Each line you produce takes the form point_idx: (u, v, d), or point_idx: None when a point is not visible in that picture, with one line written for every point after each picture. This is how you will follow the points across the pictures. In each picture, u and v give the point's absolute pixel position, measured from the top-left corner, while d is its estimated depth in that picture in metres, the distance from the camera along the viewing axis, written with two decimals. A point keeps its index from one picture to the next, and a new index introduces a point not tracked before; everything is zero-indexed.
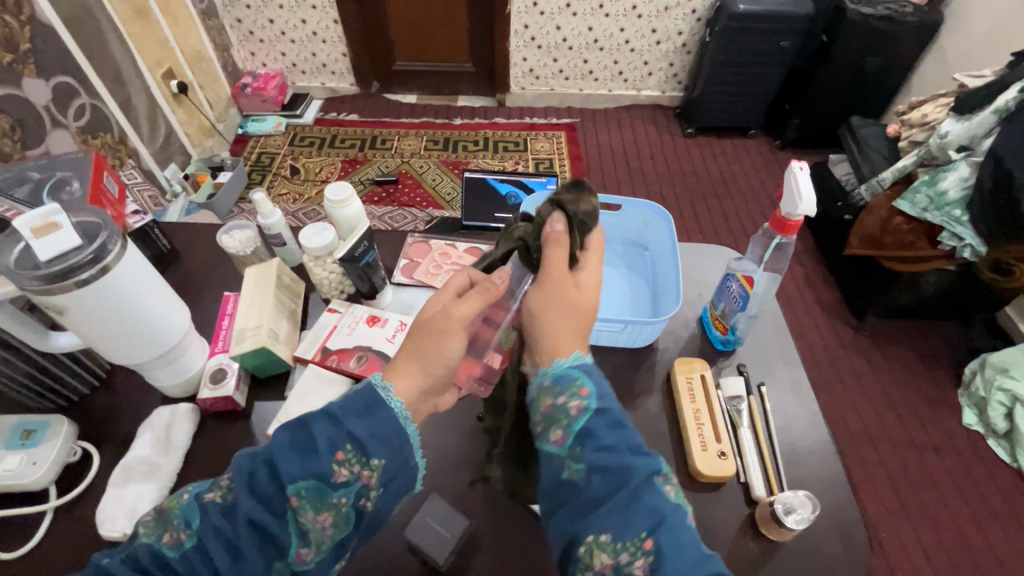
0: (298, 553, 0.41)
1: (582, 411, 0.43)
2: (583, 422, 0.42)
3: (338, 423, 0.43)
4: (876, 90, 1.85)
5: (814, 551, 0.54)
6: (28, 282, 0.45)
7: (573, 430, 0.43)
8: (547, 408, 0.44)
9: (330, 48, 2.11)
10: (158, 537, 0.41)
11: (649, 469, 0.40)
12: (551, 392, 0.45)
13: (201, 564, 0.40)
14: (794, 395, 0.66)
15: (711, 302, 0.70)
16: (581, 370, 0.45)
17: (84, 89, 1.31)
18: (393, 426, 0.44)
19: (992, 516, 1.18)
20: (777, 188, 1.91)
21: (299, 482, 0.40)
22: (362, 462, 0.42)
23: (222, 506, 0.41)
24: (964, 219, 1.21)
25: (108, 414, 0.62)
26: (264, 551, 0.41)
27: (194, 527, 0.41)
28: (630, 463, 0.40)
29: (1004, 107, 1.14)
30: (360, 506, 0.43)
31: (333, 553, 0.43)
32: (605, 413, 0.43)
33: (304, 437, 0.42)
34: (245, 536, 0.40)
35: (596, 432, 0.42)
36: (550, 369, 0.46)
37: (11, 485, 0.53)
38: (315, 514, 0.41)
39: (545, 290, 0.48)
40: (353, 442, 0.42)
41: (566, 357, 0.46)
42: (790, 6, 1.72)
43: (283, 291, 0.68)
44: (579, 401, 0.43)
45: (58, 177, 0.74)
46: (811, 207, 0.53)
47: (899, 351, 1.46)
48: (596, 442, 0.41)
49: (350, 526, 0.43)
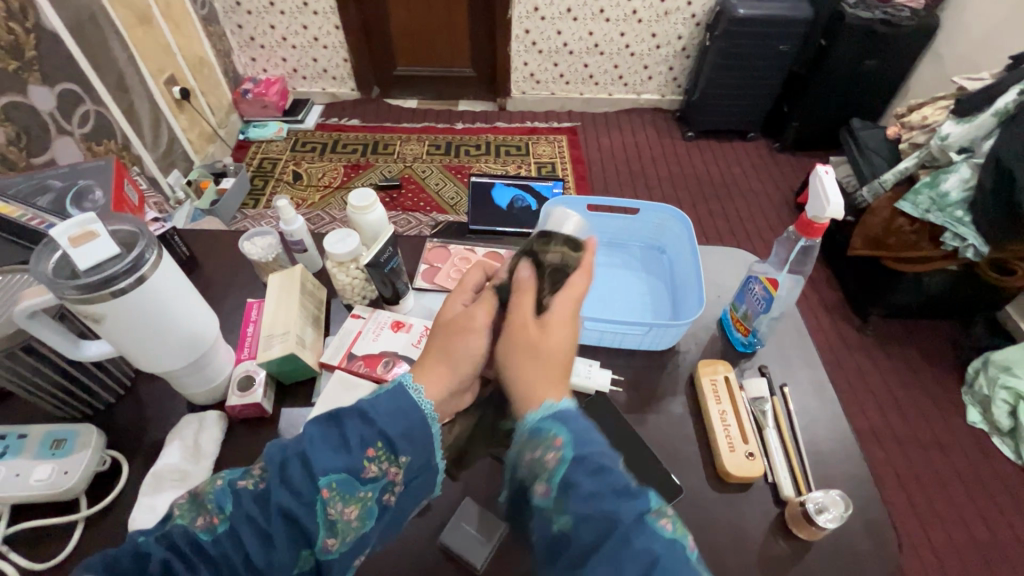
0: (324, 544, 0.40)
1: (559, 462, 0.39)
2: (562, 472, 0.39)
3: (370, 419, 0.43)
4: (874, 93, 1.87)
5: (842, 549, 0.55)
6: (66, 292, 0.45)
7: (555, 482, 0.39)
8: (527, 462, 0.41)
9: (331, 53, 2.11)
10: (192, 519, 0.40)
11: (637, 510, 0.36)
12: (528, 447, 0.42)
13: (232, 550, 0.38)
14: (816, 395, 0.67)
15: (732, 304, 0.71)
16: (555, 419, 0.42)
17: (88, 96, 1.31)
18: (421, 426, 0.44)
19: (1000, 513, 1.19)
20: (778, 189, 1.93)
21: (332, 474, 0.40)
22: (390, 460, 0.43)
23: (255, 492, 0.40)
24: (966, 220, 1.23)
25: (135, 422, 0.62)
26: (294, 540, 0.39)
27: (228, 512, 0.39)
28: (613, 508, 0.36)
29: (1003, 109, 1.16)
30: (383, 502, 0.44)
31: (354, 549, 0.43)
32: (585, 458, 0.39)
33: (336, 431, 0.42)
34: (278, 524, 0.38)
35: (576, 480, 0.38)
36: (524, 424, 0.43)
37: (43, 494, 0.53)
38: (344, 507, 0.41)
39: (509, 336, 0.48)
40: (384, 440, 0.42)
41: (538, 408, 0.43)
42: (789, 10, 1.74)
43: (307, 297, 0.68)
44: (555, 452, 0.40)
45: (81, 186, 0.75)
46: (839, 211, 0.54)
47: (903, 351, 1.47)
48: (576, 493, 0.37)
49: (372, 522, 0.43)
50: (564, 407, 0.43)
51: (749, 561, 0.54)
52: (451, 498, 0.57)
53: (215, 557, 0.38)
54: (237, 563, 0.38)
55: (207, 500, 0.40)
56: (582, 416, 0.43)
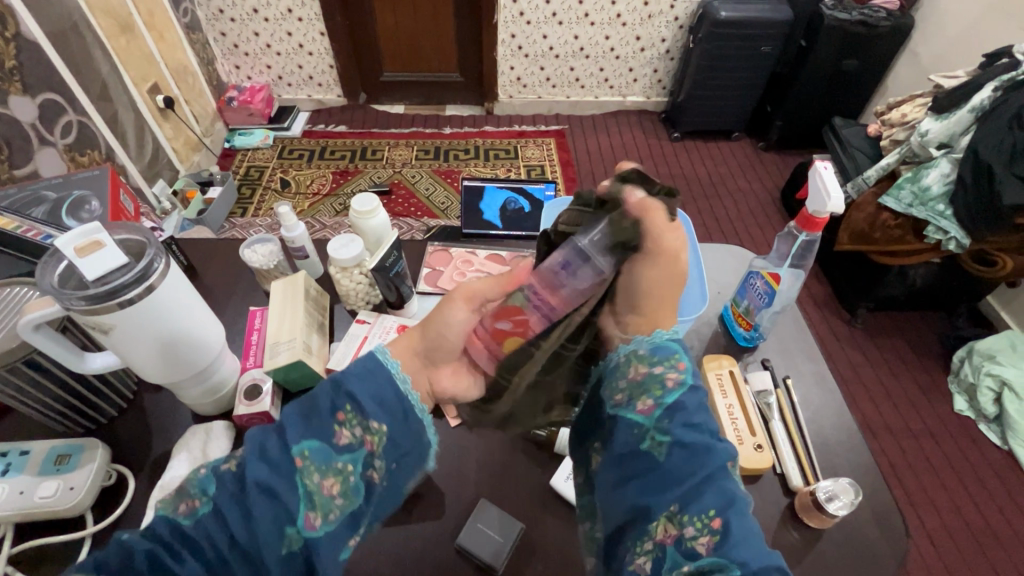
0: (308, 518, 0.39)
1: (679, 384, 0.45)
2: (676, 396, 0.44)
3: (339, 385, 0.42)
4: (853, 93, 1.92)
5: (852, 536, 0.56)
6: (73, 302, 0.44)
7: (665, 401, 0.44)
8: (638, 376, 0.46)
9: (317, 60, 2.09)
10: (173, 508, 0.39)
11: (727, 455, 0.41)
12: (650, 360, 0.46)
13: (217, 532, 0.37)
14: (819, 386, 0.69)
15: (733, 300, 0.72)
16: (676, 347, 0.48)
17: (70, 106, 1.28)
18: (393, 390, 0.43)
19: (991, 499, 1.22)
20: (765, 188, 1.96)
21: (304, 443, 0.40)
22: (362, 426, 0.42)
23: (235, 473, 0.39)
24: (948, 214, 1.26)
25: (140, 435, 0.61)
26: (275, 517, 0.38)
27: (211, 494, 0.39)
28: (711, 443, 0.41)
29: (979, 105, 1.21)
30: (367, 476, 0.43)
31: (345, 527, 0.42)
32: (697, 391, 0.45)
33: (308, 402, 0.42)
34: (256, 501, 0.37)
35: (685, 407, 0.43)
36: (647, 340, 0.48)
37: (49, 511, 0.52)
38: (322, 478, 0.40)
39: (658, 264, 0.49)
40: (354, 404, 0.42)
41: (666, 330, 0.50)
42: (770, 13, 1.78)
43: (311, 303, 0.68)
44: (675, 375, 0.45)
45: (76, 197, 0.74)
46: (839, 205, 0.56)
47: (891, 342, 1.51)
48: (684, 418, 0.42)
49: (358, 497, 0.42)
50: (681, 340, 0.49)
51: None
52: (466, 499, 0.58)
53: (201, 543, 0.37)
54: (220, 544, 0.37)
55: (189, 488, 0.40)
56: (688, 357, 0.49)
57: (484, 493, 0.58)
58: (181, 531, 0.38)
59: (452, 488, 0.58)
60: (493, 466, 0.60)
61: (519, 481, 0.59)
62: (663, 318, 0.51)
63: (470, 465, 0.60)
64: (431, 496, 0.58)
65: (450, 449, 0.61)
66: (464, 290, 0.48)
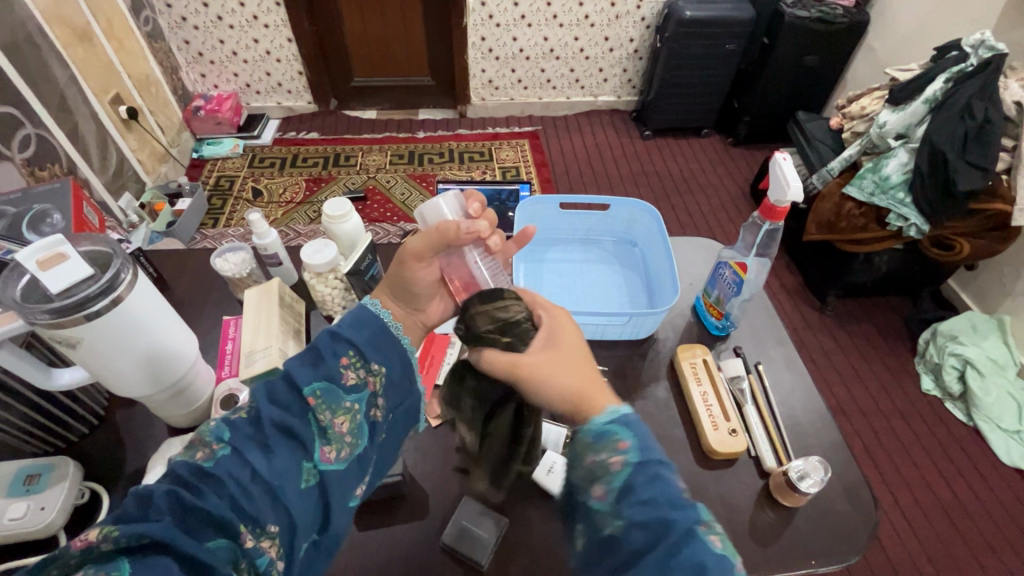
0: (323, 453, 0.40)
1: (624, 466, 0.39)
2: (625, 477, 0.38)
3: (337, 334, 0.44)
4: (815, 87, 1.98)
5: (825, 512, 0.58)
6: (38, 316, 0.43)
7: (615, 486, 0.39)
8: (587, 464, 0.40)
9: (285, 67, 2.07)
10: (192, 455, 0.37)
11: (693, 522, 0.36)
12: (591, 449, 0.41)
13: (238, 470, 0.37)
14: (790, 371, 0.71)
15: (705, 290, 0.74)
16: (619, 424, 0.41)
17: (27, 119, 1.24)
18: (391, 337, 0.46)
19: (959, 473, 1.27)
20: (735, 182, 2.00)
21: (313, 384, 0.41)
22: (365, 368, 0.44)
23: (248, 419, 0.39)
24: (908, 201, 1.31)
25: (112, 452, 0.60)
26: (294, 452, 0.39)
27: (226, 438, 0.38)
28: (668, 515, 0.36)
29: (933, 97, 1.27)
30: (371, 417, 0.44)
31: (356, 468, 0.42)
32: (647, 467, 0.39)
33: (309, 351, 0.43)
34: (273, 439, 0.38)
35: (636, 486, 0.38)
36: (586, 427, 0.41)
37: (19, 532, 0.51)
38: (333, 417, 0.41)
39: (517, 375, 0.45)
40: (355, 349, 0.44)
41: (600, 413, 0.42)
42: (733, 12, 1.82)
43: (286, 310, 0.67)
44: (619, 455, 0.39)
45: (37, 210, 0.72)
46: (799, 194, 0.58)
47: (860, 327, 1.56)
48: (635, 497, 0.37)
49: (365, 438, 0.43)
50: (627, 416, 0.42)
51: (742, 532, 0.56)
52: (448, 499, 0.58)
53: (224, 480, 0.36)
54: (243, 480, 0.36)
55: (205, 437, 0.38)
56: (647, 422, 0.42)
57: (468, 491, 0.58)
58: (201, 472, 0.36)
59: (434, 487, 0.59)
60: None
61: None
62: (595, 397, 0.43)
63: (451, 467, 0.60)
64: (415, 495, 0.58)
65: (434, 451, 0.61)
66: (410, 254, 0.49)
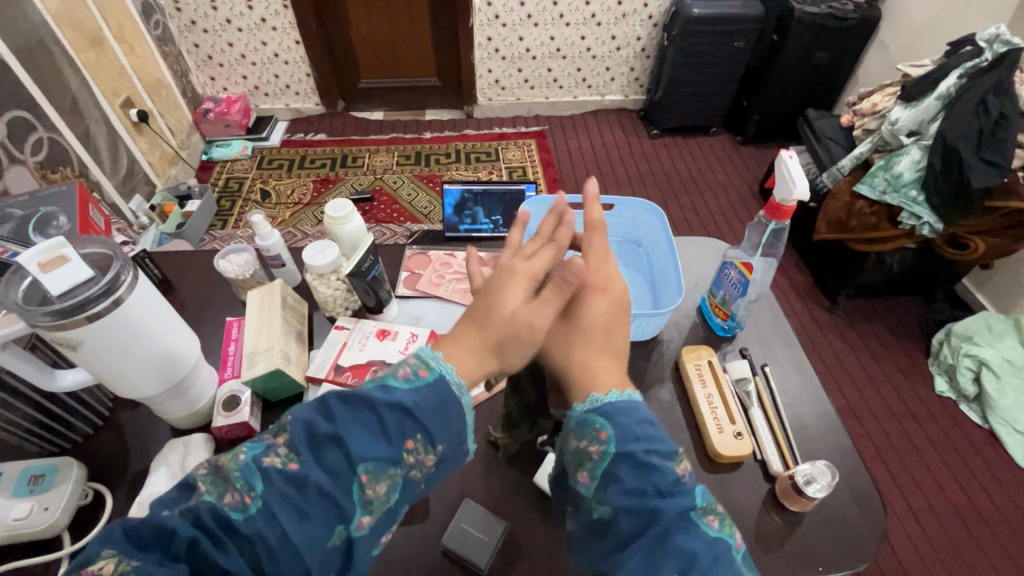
0: (359, 521, 0.38)
1: (603, 455, 0.41)
2: (606, 465, 0.40)
3: (409, 411, 0.39)
4: (826, 84, 1.96)
5: (832, 517, 0.57)
6: (39, 319, 0.43)
7: (597, 473, 0.41)
8: (572, 449, 0.43)
9: (293, 69, 2.08)
10: (220, 496, 0.36)
11: (682, 507, 0.38)
12: (574, 435, 0.43)
13: (267, 530, 0.35)
14: (796, 372, 0.70)
15: (710, 290, 0.73)
16: (601, 412, 0.43)
17: (40, 123, 1.26)
18: (461, 416, 0.42)
19: (975, 477, 1.24)
20: (743, 181, 1.98)
21: (369, 462, 0.37)
22: (427, 449, 0.41)
23: (283, 472, 0.37)
24: (921, 200, 1.28)
25: (115, 453, 0.60)
26: (331, 519, 0.37)
27: (259, 491, 0.36)
28: (655, 503, 0.38)
29: (946, 93, 1.24)
30: (412, 480, 0.41)
31: (384, 530, 0.41)
32: (629, 458, 0.40)
33: (373, 419, 0.39)
34: (312, 506, 0.36)
35: (619, 475, 0.39)
36: (572, 414, 0.44)
37: (24, 532, 0.51)
38: (378, 489, 0.39)
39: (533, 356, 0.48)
40: (424, 432, 0.40)
41: (583, 401, 0.44)
42: (741, 9, 1.80)
43: (289, 312, 0.67)
44: (599, 445, 0.41)
45: (44, 213, 0.73)
46: (805, 192, 0.57)
47: (872, 327, 1.53)
48: (620, 486, 0.39)
49: (402, 506, 0.41)
50: (611, 400, 0.43)
51: (745, 537, 0.55)
52: (450, 501, 0.57)
53: (252, 537, 0.35)
54: (271, 540, 0.35)
55: (234, 477, 0.37)
56: (631, 408, 0.43)
57: (469, 494, 0.58)
58: (227, 524, 0.35)
59: (435, 491, 0.58)
60: (475, 471, 0.60)
61: (505, 480, 0.59)
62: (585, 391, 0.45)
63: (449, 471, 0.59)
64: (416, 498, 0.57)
65: None
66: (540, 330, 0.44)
